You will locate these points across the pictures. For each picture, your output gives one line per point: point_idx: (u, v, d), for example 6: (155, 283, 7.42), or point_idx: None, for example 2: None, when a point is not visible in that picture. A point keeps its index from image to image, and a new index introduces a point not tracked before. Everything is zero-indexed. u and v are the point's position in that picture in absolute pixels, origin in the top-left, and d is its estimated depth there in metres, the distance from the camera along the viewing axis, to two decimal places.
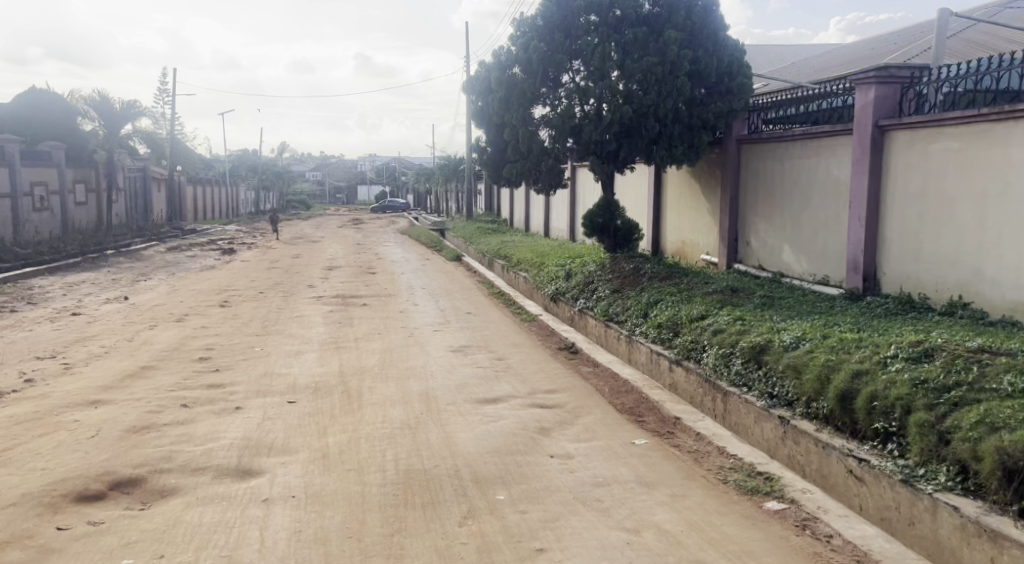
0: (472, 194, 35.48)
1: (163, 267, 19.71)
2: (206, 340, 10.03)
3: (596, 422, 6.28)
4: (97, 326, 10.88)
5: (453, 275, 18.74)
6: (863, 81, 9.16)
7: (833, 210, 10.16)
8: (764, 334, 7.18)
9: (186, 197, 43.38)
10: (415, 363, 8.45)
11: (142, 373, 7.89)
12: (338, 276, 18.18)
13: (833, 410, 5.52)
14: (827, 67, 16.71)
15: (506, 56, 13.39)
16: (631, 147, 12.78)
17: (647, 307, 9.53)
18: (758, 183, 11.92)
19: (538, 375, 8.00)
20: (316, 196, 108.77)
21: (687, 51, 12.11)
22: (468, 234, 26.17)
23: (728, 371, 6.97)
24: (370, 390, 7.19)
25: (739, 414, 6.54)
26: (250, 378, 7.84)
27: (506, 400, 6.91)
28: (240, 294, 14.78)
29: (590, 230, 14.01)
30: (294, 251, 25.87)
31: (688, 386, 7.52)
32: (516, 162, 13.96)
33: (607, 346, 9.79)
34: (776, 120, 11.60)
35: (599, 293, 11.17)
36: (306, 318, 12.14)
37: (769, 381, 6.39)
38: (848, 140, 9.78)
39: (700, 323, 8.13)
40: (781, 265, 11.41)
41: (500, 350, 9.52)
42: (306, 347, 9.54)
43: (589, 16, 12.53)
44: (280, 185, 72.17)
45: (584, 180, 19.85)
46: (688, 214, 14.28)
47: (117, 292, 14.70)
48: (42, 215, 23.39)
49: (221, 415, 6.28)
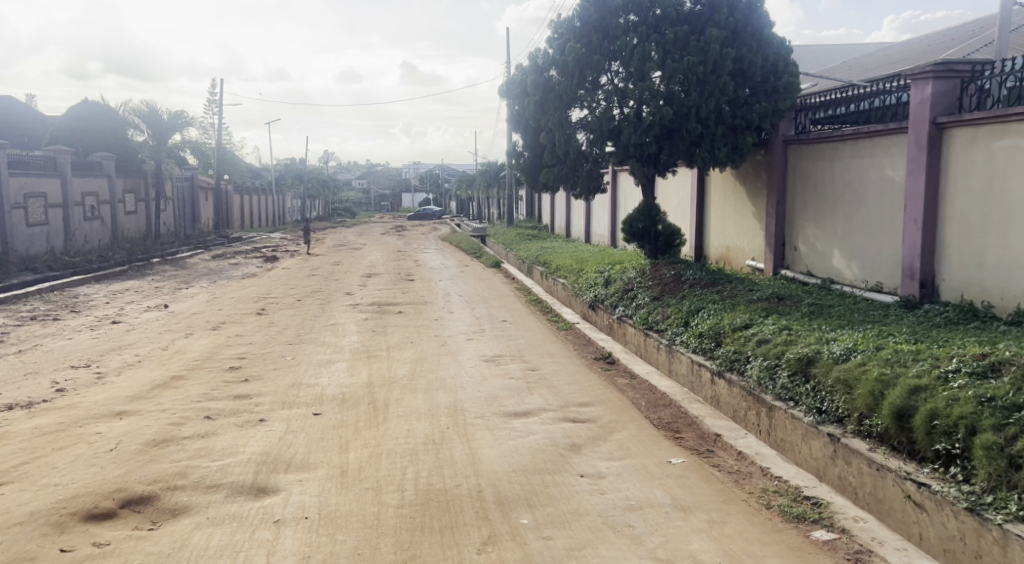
0: (513, 200, 35.32)
1: (207, 275, 19.83)
2: (238, 349, 9.92)
3: (630, 438, 5.94)
4: (134, 335, 10.85)
5: (491, 282, 18.51)
6: (919, 77, 8.70)
7: (886, 213, 9.67)
8: (812, 345, 6.78)
9: (233, 206, 44.01)
10: (446, 374, 8.20)
11: (171, 383, 7.77)
12: (377, 283, 18.08)
13: (889, 429, 5.13)
14: (879, 65, 16.11)
15: (542, 59, 13.14)
16: (671, 149, 12.40)
17: (688, 316, 9.15)
18: (806, 186, 11.45)
19: (572, 387, 7.68)
20: (360, 203, 109.87)
21: (730, 50, 11.70)
22: (508, 241, 25.98)
23: (774, 385, 6.59)
24: (397, 402, 6.95)
25: (785, 430, 6.16)
26: (278, 388, 7.66)
27: (537, 413, 6.61)
28: (278, 302, 14.72)
29: (629, 236, 13.65)
30: (335, 258, 25.93)
31: (731, 400, 7.14)
32: (553, 166, 13.67)
33: (646, 356, 9.43)
34: (825, 120, 11.14)
35: (639, 300, 10.82)
36: (341, 326, 11.99)
37: (818, 395, 5.99)
38: (902, 140, 9.28)
39: (744, 333, 7.74)
40: (830, 271, 10.92)
41: (534, 360, 9.23)
42: (338, 356, 9.36)
43: (629, 16, 12.22)
44: (325, 193, 73.01)
45: (625, 185, 19.48)
46: (732, 219, 13.84)
47: (158, 300, 14.75)
48: (92, 224, 23.79)
49: (243, 428, 6.08)
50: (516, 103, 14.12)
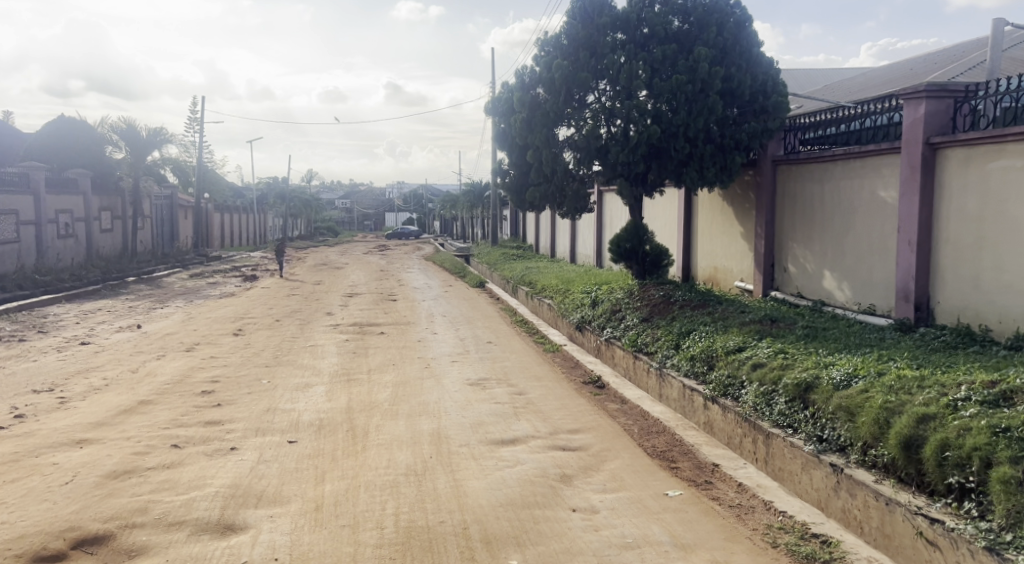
0: (497, 221, 35.05)
1: (183, 294, 19.38)
2: (212, 372, 9.54)
3: (623, 468, 5.64)
4: (103, 357, 10.42)
5: (475, 303, 18.21)
6: (912, 97, 8.53)
7: (878, 234, 9.49)
8: (810, 369, 6.53)
9: (213, 225, 43.54)
10: (429, 399, 7.86)
11: (139, 408, 7.39)
12: (358, 303, 17.74)
13: (897, 459, 4.87)
14: (864, 87, 16.08)
15: (529, 76, 12.97)
16: (659, 168, 12.21)
17: (679, 338, 8.90)
18: (796, 207, 11.27)
19: (561, 413, 7.37)
20: (343, 222, 109.31)
21: (718, 69, 11.54)
22: (492, 261, 25.71)
23: (771, 411, 6.33)
24: (377, 429, 6.61)
25: (784, 459, 5.89)
26: (251, 414, 7.30)
27: (524, 441, 6.29)
28: (255, 322, 14.32)
29: (617, 257, 13.42)
30: (316, 277, 25.55)
31: (725, 426, 6.87)
32: (540, 185, 13.44)
33: (636, 380, 9.15)
34: (815, 141, 10.98)
35: (627, 322, 10.56)
36: (320, 347, 11.62)
37: (818, 423, 5.73)
38: (894, 160, 9.12)
39: (738, 356, 7.49)
40: (821, 293, 10.72)
41: (520, 383, 8.91)
42: (316, 380, 9.00)
43: (616, 34, 12.08)
44: (307, 213, 72.53)
45: (611, 205, 19.30)
46: (720, 240, 13.67)
47: (130, 320, 14.32)
48: (66, 242, 23.28)
49: (213, 458, 5.72)
50: (502, 121, 13.90)
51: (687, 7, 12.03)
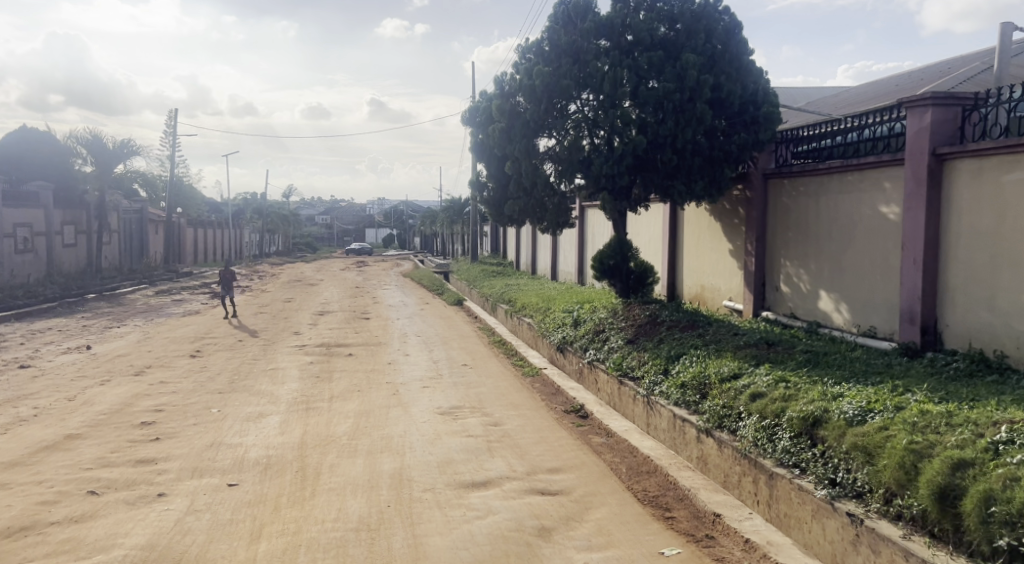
0: (477, 237, 34.19)
1: (143, 312, 18.52)
2: (158, 399, 8.74)
3: (611, 518, 4.90)
4: (40, 383, 9.61)
5: (452, 321, 17.47)
6: (916, 104, 7.88)
7: (878, 252, 8.86)
8: (816, 399, 5.83)
9: (186, 240, 42.50)
10: (394, 432, 7.10)
11: (64, 445, 6.69)
12: (328, 321, 16.92)
13: (930, 512, 4.18)
14: (855, 101, 15.54)
15: (508, 84, 12.32)
16: (644, 182, 11.56)
17: (668, 363, 8.20)
18: (790, 221, 10.63)
19: (540, 448, 6.63)
20: (322, 238, 108.20)
21: (707, 76, 10.89)
22: (471, 277, 24.97)
23: (774, 448, 5.62)
24: (331, 469, 5.84)
25: (790, 504, 5.19)
26: (192, 450, 6.54)
27: (498, 483, 5.54)
28: (216, 343, 13.50)
29: (599, 274, 12.75)
30: (288, 294, 24.70)
31: (722, 463, 6.17)
32: (519, 198, 12.75)
33: (621, 407, 8.45)
34: (808, 152, 10.35)
35: (612, 343, 9.86)
36: (281, 371, 10.81)
37: (830, 464, 5.03)
38: (895, 172, 8.51)
39: (734, 384, 6.78)
40: (816, 313, 10.07)
41: (496, 413, 8.14)
42: (271, 408, 8.22)
43: (600, 41, 11.45)
44: (284, 228, 71.41)
45: (594, 220, 18.65)
46: (708, 257, 13.02)
47: (81, 340, 13.47)
48: (26, 257, 22.36)
49: (133, 510, 4.96)
50: (479, 131, 13.21)
51: (673, 12, 11.39)
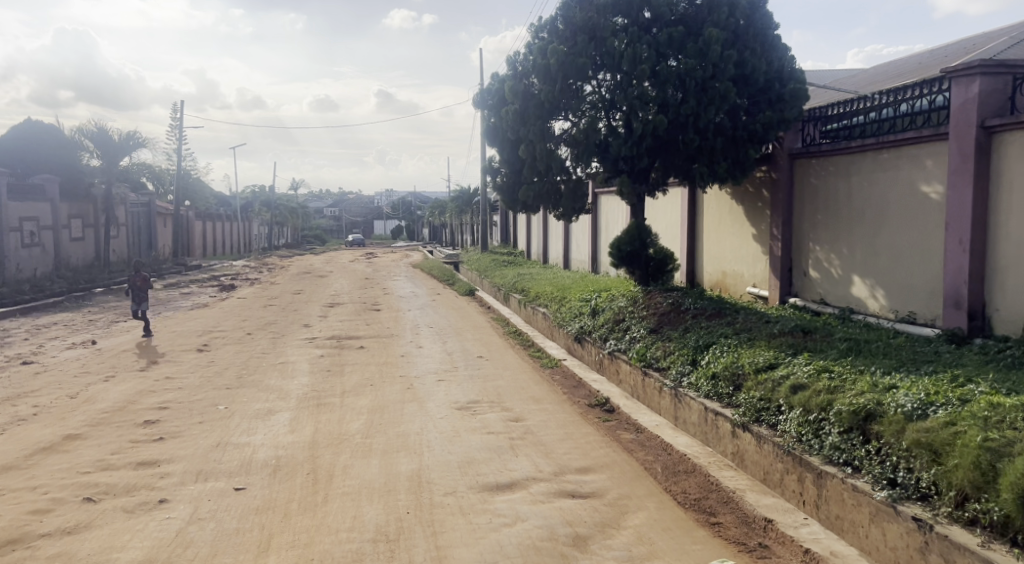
0: (487, 226, 33.67)
1: (150, 306, 18.22)
2: (163, 396, 8.37)
3: (651, 525, 4.51)
4: (42, 381, 9.27)
5: (465, 312, 17.05)
6: (962, 75, 7.40)
7: (917, 233, 8.39)
8: (865, 391, 5.37)
9: (195, 233, 42.29)
10: (410, 429, 6.70)
11: (61, 446, 6.34)
12: (339, 313, 16.53)
13: (1014, 519, 3.75)
14: (882, 77, 14.97)
15: (522, 65, 11.87)
16: (665, 164, 11.09)
17: (696, 352, 7.75)
18: (819, 203, 10.14)
19: (567, 446, 6.21)
20: (331, 230, 107.84)
21: (731, 52, 10.41)
22: (482, 267, 24.55)
23: (820, 445, 5.17)
24: (344, 471, 5.43)
25: (843, 506, 4.76)
26: (197, 450, 6.17)
27: (525, 486, 5.13)
28: (223, 337, 13.14)
29: (618, 261, 12.30)
30: (297, 286, 24.34)
31: (762, 460, 5.73)
32: (533, 183, 12.31)
33: (647, 400, 8.03)
34: (836, 130, 9.86)
35: (633, 333, 9.42)
36: (290, 365, 10.41)
37: (888, 462, 4.59)
38: (937, 147, 8.03)
39: (771, 375, 6.32)
40: (850, 300, 9.60)
41: (516, 408, 7.73)
42: (280, 405, 7.84)
43: (617, 18, 10.96)
44: (293, 221, 71.08)
45: (608, 206, 18.17)
46: (730, 242, 12.54)
47: (86, 335, 13.15)
48: (32, 251, 22.06)
49: (131, 519, 4.59)
50: (492, 114, 12.76)
51: None
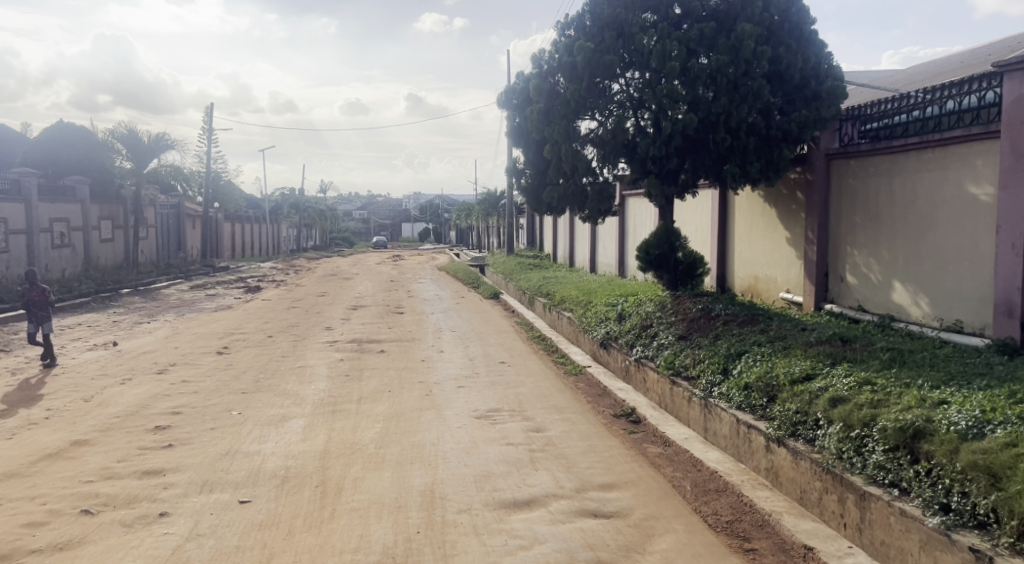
0: (513, 230, 33.30)
1: (175, 307, 18.17)
2: (177, 400, 8.16)
3: (679, 551, 4.19)
4: (58, 383, 9.13)
5: (489, 316, 16.78)
6: (1016, 69, 7.00)
7: (965, 238, 7.95)
8: (913, 407, 4.97)
9: (224, 235, 42.53)
10: (426, 439, 6.42)
11: (68, 452, 6.15)
12: (362, 316, 16.35)
13: None
14: (923, 76, 14.43)
15: (548, 63, 11.58)
16: (695, 164, 10.70)
17: (726, 361, 7.38)
18: (857, 205, 9.70)
19: (590, 460, 5.89)
20: (358, 233, 108.25)
21: (765, 48, 10.03)
22: (508, 270, 24.26)
23: (863, 464, 4.78)
24: (354, 485, 5.17)
25: (889, 531, 4.38)
26: (206, 458, 5.94)
27: (544, 503, 4.81)
28: (245, 339, 12.97)
29: (645, 265, 11.92)
30: (322, 288, 24.25)
31: (798, 477, 5.36)
32: (559, 184, 11.99)
33: (675, 410, 7.67)
34: (877, 130, 9.42)
35: (661, 339, 9.05)
36: (309, 369, 10.18)
37: (941, 485, 4.21)
38: (989, 146, 7.60)
39: (808, 387, 5.94)
40: (892, 307, 9.15)
41: (538, 417, 7.41)
42: (296, 411, 7.60)
43: (646, 15, 10.63)
44: (321, 223, 71.39)
45: (636, 209, 17.80)
46: (762, 246, 12.12)
47: (109, 336, 13.06)
48: (62, 252, 22.18)
49: (127, 535, 4.35)
50: (517, 114, 12.48)
51: None
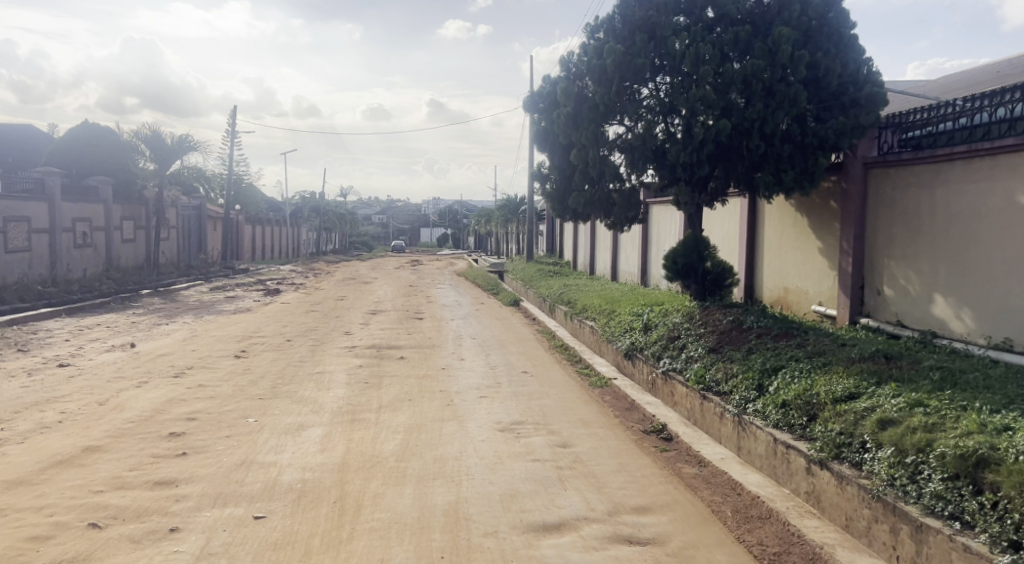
0: (534, 235, 33.06)
1: (194, 309, 18.03)
2: (193, 406, 7.94)
3: None
4: (73, 385, 8.94)
5: (510, 323, 16.51)
6: None
7: (1015, 251, 7.59)
8: (973, 433, 4.64)
9: (244, 238, 42.58)
10: (449, 453, 6.15)
11: (79, 459, 5.93)
12: (381, 321, 16.14)
13: None
14: (960, 85, 14.02)
15: (576, 66, 11.31)
16: (726, 172, 10.37)
17: (761, 376, 7.04)
18: (896, 216, 9.33)
19: (621, 479, 5.59)
20: (377, 237, 108.41)
21: (802, 53, 9.70)
22: (528, 277, 24.00)
23: (919, 493, 4.44)
24: (374, 502, 4.91)
25: None
26: (220, 468, 5.70)
27: (575, 527, 4.54)
28: (263, 342, 12.78)
29: (672, 275, 11.59)
30: (340, 292, 24.10)
31: (843, 503, 5.01)
32: (584, 190, 11.70)
33: (706, 426, 7.35)
34: (919, 138, 9.06)
35: (689, 352, 8.72)
36: (328, 375, 9.95)
37: (1011, 519, 3.88)
38: None
39: (853, 407, 5.60)
40: (932, 322, 8.77)
41: (564, 432, 7.11)
42: (314, 419, 7.36)
43: (679, 18, 10.35)
44: (340, 227, 71.48)
45: (660, 216, 17.50)
46: (793, 257, 11.76)
47: (127, 338, 12.89)
48: (83, 252, 22.15)
49: (134, 552, 4.10)
50: (543, 118, 12.21)
51: None
